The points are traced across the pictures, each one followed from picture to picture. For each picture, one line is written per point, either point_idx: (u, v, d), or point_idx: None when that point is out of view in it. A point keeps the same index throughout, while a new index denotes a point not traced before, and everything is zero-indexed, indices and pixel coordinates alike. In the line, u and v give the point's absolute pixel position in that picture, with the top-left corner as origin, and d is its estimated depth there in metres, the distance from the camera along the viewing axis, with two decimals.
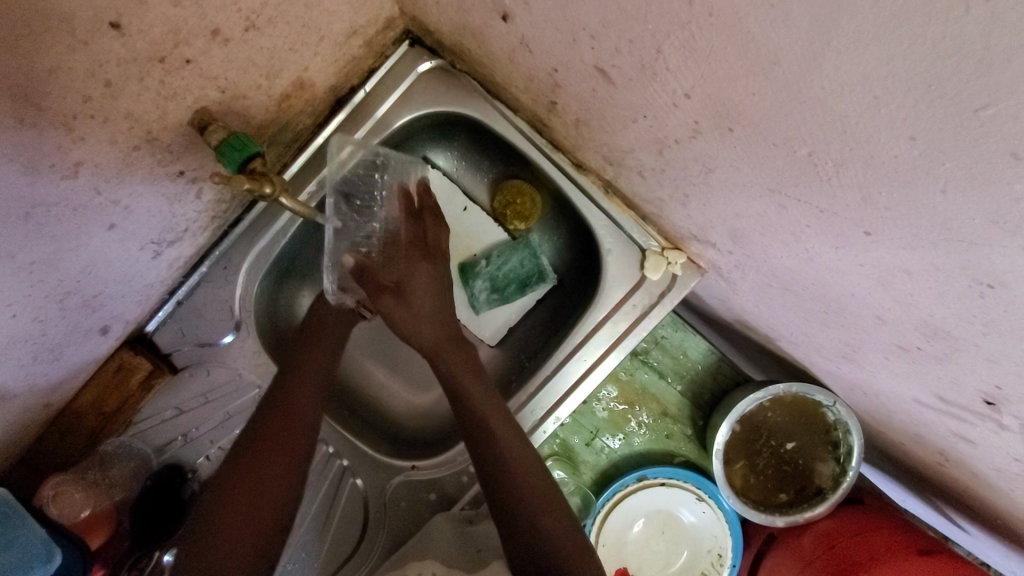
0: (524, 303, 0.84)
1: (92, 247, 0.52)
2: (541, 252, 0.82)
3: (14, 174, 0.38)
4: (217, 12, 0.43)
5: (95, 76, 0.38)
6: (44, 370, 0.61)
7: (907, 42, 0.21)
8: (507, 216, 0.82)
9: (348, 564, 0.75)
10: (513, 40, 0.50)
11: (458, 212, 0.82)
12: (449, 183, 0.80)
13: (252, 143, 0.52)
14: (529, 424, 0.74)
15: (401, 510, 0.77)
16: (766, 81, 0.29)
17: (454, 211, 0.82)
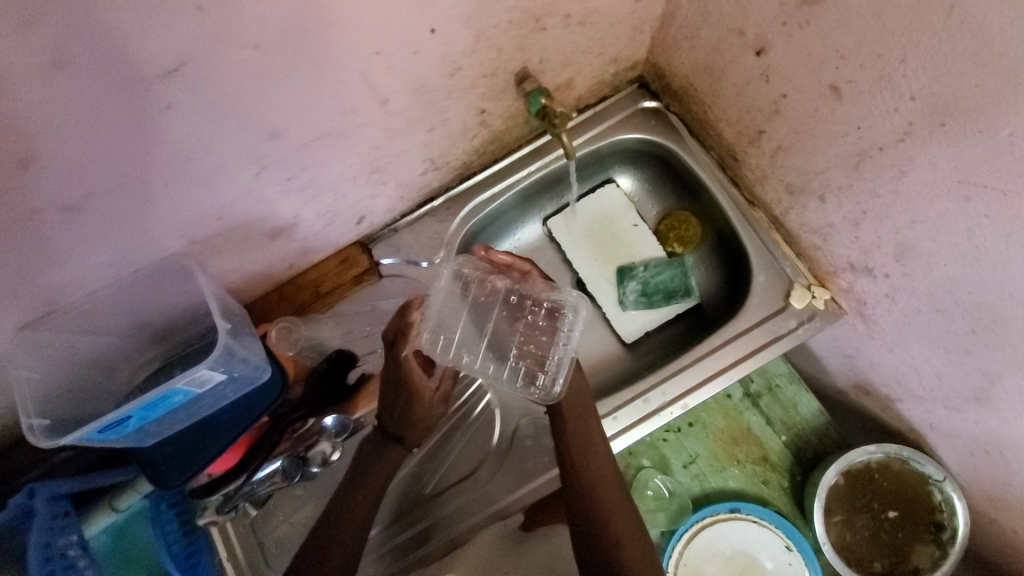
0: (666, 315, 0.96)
1: (414, 141, 0.72)
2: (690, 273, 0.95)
3: (437, 54, 0.59)
4: (575, 3, 0.64)
5: (509, 14, 0.60)
6: (319, 230, 0.79)
7: None
8: (669, 238, 0.96)
9: (462, 483, 0.89)
10: (754, 73, 0.69)
11: (629, 226, 0.98)
12: (626, 202, 0.98)
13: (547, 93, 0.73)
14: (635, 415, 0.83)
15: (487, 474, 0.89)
16: (988, 72, 0.45)
17: (626, 224, 0.98)
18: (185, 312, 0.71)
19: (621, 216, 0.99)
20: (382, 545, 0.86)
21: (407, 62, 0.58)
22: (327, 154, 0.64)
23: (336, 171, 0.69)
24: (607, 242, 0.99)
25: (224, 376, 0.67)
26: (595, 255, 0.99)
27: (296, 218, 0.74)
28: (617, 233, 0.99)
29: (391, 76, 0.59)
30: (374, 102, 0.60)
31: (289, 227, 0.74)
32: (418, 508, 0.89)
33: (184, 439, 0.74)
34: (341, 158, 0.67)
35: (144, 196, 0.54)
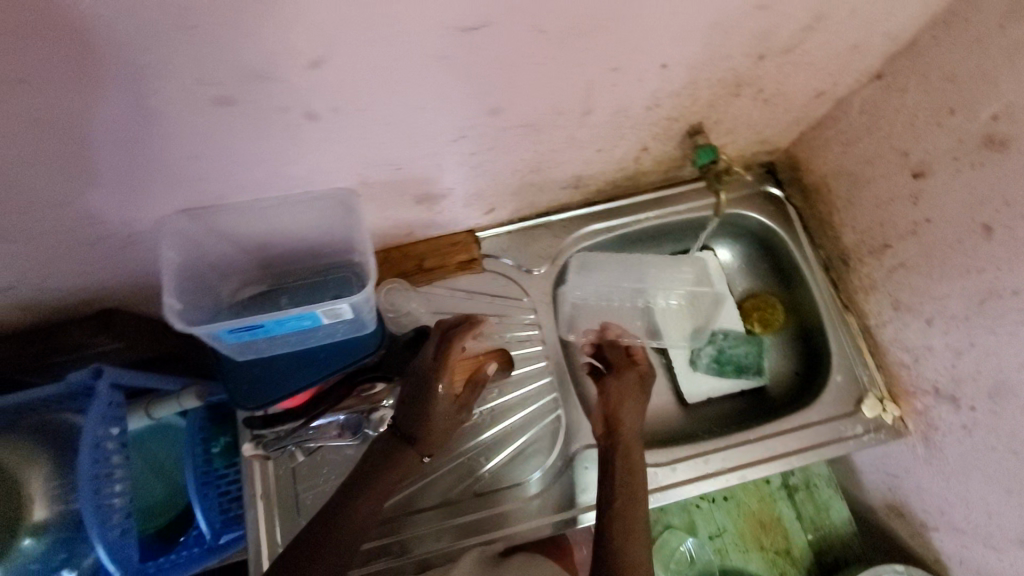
0: (733, 387, 0.97)
1: (580, 156, 0.76)
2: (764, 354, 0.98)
3: (651, 89, 0.64)
4: (772, 84, 0.70)
5: (723, 75, 0.65)
6: (457, 208, 0.82)
7: None
8: (752, 317, 0.99)
9: (485, 495, 0.83)
10: (904, 194, 0.74)
11: (716, 295, 1.00)
12: (720, 271, 1.01)
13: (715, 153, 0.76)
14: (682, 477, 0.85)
15: (508, 502, 0.83)
16: None
17: (715, 292, 1.00)
18: (310, 259, 0.78)
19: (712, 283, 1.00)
20: (380, 540, 0.80)
21: (627, 87, 0.62)
22: (517, 143, 0.68)
23: (509, 160, 0.72)
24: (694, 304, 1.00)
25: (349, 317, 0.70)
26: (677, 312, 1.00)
27: (448, 191, 0.76)
28: (704, 298, 1.00)
29: (609, 94, 0.63)
30: (581, 111, 0.64)
31: (439, 197, 0.77)
32: (433, 507, 0.82)
33: (275, 363, 0.79)
34: (522, 150, 0.70)
35: (365, 128, 0.57)
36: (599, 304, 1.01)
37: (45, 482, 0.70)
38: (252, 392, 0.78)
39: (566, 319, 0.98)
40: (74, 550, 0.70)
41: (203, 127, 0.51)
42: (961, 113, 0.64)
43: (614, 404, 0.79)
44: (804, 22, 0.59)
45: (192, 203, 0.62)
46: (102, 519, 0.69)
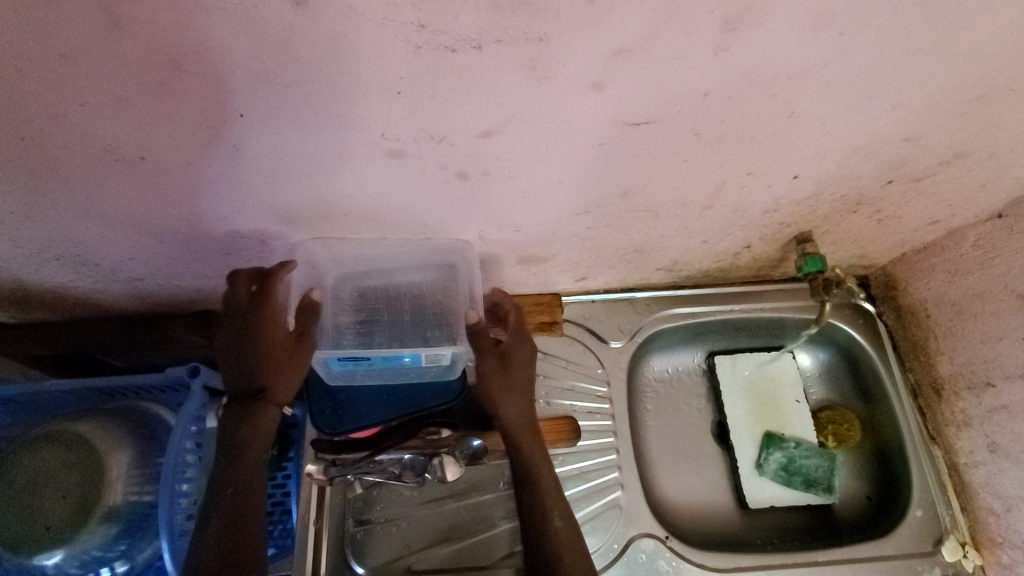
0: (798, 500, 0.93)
1: (686, 243, 0.78)
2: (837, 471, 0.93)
3: (776, 196, 0.66)
4: (891, 208, 0.71)
5: (848, 193, 0.66)
6: (555, 272, 0.84)
7: None
8: (826, 429, 0.95)
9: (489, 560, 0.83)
10: (1015, 335, 0.73)
11: (792, 400, 0.97)
12: (796, 376, 0.98)
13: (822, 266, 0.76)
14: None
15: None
16: None
17: (788, 397, 0.97)
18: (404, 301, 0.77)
19: (788, 387, 0.98)
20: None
21: (753, 191, 0.64)
22: (632, 223, 0.70)
23: (619, 238, 0.74)
24: (767, 405, 0.97)
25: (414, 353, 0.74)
26: (749, 410, 0.97)
27: (552, 257, 0.79)
28: (777, 401, 0.97)
29: (734, 195, 0.65)
30: (704, 206, 0.67)
31: (541, 261, 0.80)
32: (433, 560, 0.83)
33: (358, 391, 0.85)
34: (635, 231, 0.72)
35: (504, 192, 0.60)
36: (667, 389, 1.00)
37: (126, 469, 0.73)
38: (333, 417, 0.84)
39: (634, 397, 0.98)
40: (133, 545, 0.74)
41: (366, 171, 0.55)
42: None
43: (496, 399, 0.80)
44: (944, 157, 0.60)
45: (325, 233, 0.66)
46: (172, 513, 0.72)
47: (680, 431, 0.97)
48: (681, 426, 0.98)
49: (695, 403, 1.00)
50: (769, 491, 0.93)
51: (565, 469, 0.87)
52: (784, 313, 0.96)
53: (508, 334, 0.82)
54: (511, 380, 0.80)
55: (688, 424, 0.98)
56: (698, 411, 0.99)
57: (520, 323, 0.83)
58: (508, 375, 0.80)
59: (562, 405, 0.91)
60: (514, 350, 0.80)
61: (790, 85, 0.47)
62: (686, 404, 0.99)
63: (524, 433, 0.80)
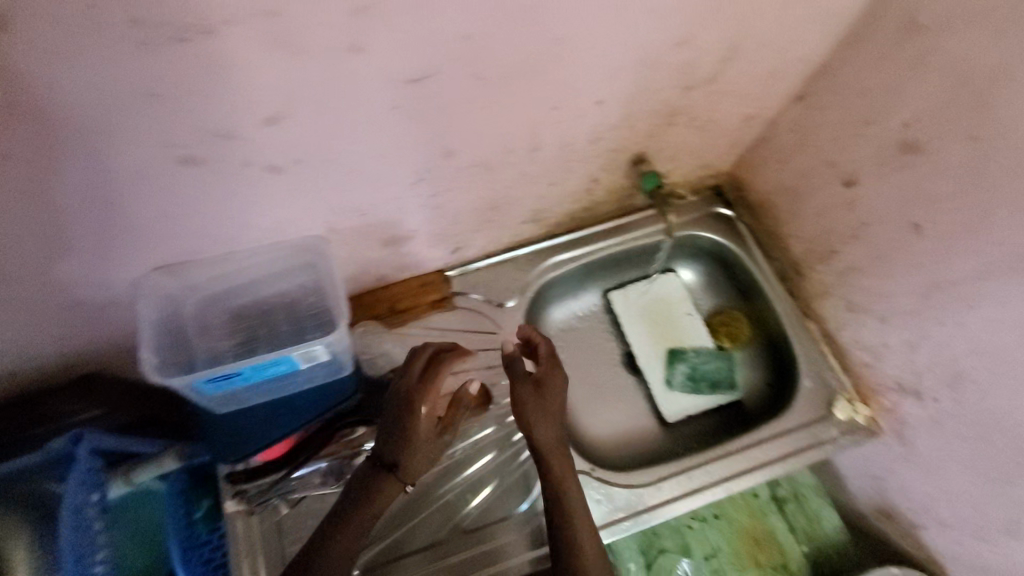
0: (707, 404, 1.00)
1: (535, 188, 0.81)
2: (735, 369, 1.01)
3: (591, 123, 0.69)
4: (703, 112, 0.76)
5: (655, 105, 0.71)
6: (423, 248, 0.85)
7: None
8: (718, 332, 1.03)
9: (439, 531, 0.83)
10: (839, 201, 0.80)
11: (683, 314, 1.04)
12: (683, 292, 1.06)
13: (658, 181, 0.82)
14: (677, 492, 0.86)
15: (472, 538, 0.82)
16: None
17: (681, 312, 1.05)
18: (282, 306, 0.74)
19: (677, 303, 1.06)
20: None
21: (566, 124, 0.68)
22: (469, 181, 0.72)
23: (466, 199, 0.76)
24: (664, 325, 1.04)
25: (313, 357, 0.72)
26: (649, 334, 1.04)
27: (412, 234, 0.80)
28: (672, 318, 1.05)
29: (550, 131, 0.68)
30: (529, 148, 0.69)
31: (405, 240, 0.81)
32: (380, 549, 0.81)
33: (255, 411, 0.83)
34: (477, 188, 0.74)
35: (325, 178, 0.61)
36: (571, 335, 1.05)
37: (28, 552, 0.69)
38: (234, 444, 0.82)
39: None
40: None
41: (172, 184, 0.54)
42: (874, 124, 0.70)
43: (527, 419, 0.77)
44: (721, 51, 0.65)
45: (165, 260, 0.65)
46: None
47: (590, 370, 1.02)
48: (590, 364, 1.03)
49: (600, 340, 1.06)
50: (682, 402, 0.99)
51: (481, 434, 0.89)
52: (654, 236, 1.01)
53: (542, 364, 0.80)
54: (544, 405, 0.77)
55: (597, 362, 1.04)
56: (604, 347, 1.05)
57: (552, 352, 0.82)
58: (540, 398, 0.77)
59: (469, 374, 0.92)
60: (548, 376, 0.79)
61: (535, 8, 0.50)
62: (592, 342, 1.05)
63: (559, 459, 0.77)
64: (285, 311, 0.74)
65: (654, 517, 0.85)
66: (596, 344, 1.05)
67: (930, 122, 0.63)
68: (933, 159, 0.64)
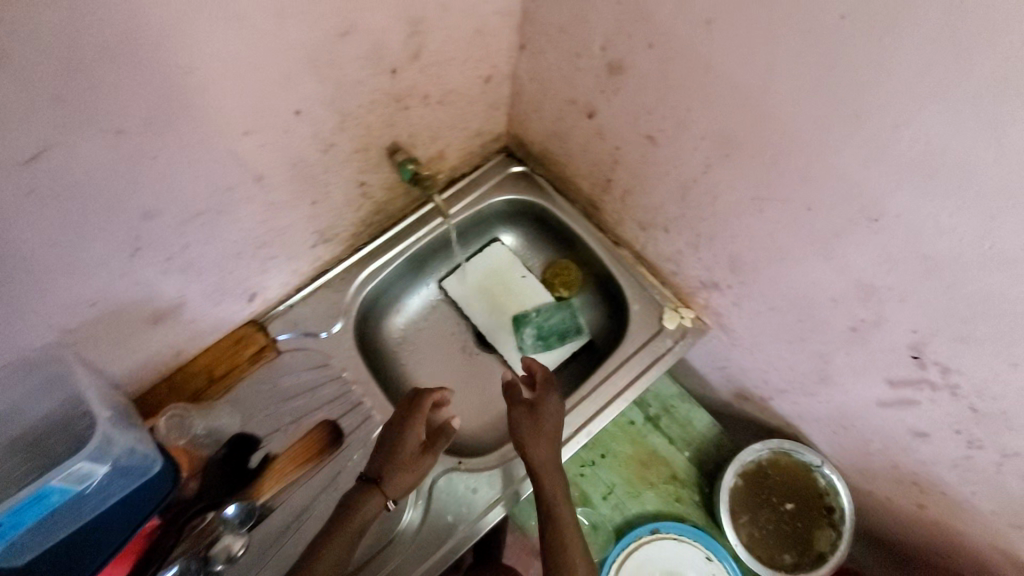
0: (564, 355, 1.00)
1: (295, 212, 0.76)
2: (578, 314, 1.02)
3: (307, 133, 0.66)
4: (431, 86, 0.75)
5: (369, 96, 0.68)
6: (206, 308, 0.79)
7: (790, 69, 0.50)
8: (555, 284, 1.04)
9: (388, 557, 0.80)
10: (592, 133, 0.81)
11: (518, 277, 1.04)
12: (511, 256, 1.05)
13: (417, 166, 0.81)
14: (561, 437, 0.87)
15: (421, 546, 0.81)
16: (738, 107, 0.57)
17: (516, 276, 1.04)
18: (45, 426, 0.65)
19: (510, 268, 1.05)
20: None
21: (277, 143, 0.64)
22: (205, 231, 0.67)
23: (218, 248, 0.70)
24: (503, 293, 1.04)
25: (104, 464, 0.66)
26: (492, 308, 1.03)
27: (179, 300, 0.74)
28: (508, 285, 1.04)
29: (264, 155, 0.64)
30: (250, 179, 0.65)
31: (176, 309, 0.74)
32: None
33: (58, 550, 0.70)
34: (222, 234, 0.69)
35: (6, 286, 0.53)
36: (416, 336, 1.03)
37: None
38: None
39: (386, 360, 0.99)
40: None
41: None
42: (583, 54, 0.71)
43: (523, 440, 0.79)
44: (405, 27, 0.63)
45: None
46: None
47: (442, 362, 1.02)
48: (442, 357, 1.02)
49: (446, 330, 1.04)
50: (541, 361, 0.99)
51: (336, 473, 0.85)
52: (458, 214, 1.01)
53: (536, 388, 0.86)
54: (546, 430, 0.80)
55: (448, 353, 1.03)
56: (452, 336, 1.04)
57: (547, 377, 0.87)
58: (532, 415, 0.81)
59: (312, 415, 0.88)
60: (545, 397, 0.83)
61: (135, 46, 0.45)
62: (437, 335, 1.04)
63: (552, 477, 0.77)
64: (58, 433, 0.66)
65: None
66: (442, 335, 1.04)
67: (618, 40, 0.65)
68: (634, 73, 0.66)
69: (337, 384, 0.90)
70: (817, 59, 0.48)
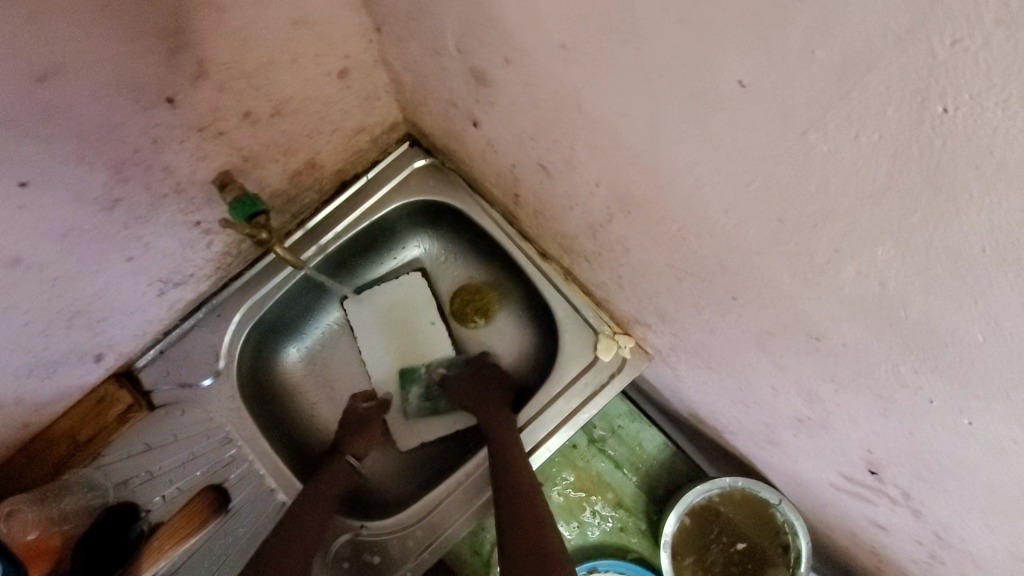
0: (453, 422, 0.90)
1: (108, 274, 0.61)
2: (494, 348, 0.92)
3: (66, 199, 0.49)
4: (250, 101, 0.56)
5: (147, 135, 0.50)
6: (33, 386, 0.66)
7: (682, 138, 0.31)
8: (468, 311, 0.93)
9: None
10: (483, 142, 0.62)
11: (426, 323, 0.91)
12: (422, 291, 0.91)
13: (260, 202, 0.63)
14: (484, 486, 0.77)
15: None
16: (628, 165, 0.39)
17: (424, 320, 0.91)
18: None
19: (419, 302, 0.91)
20: None
21: (16, 222, 0.47)
22: None
23: (5, 337, 0.57)
24: (402, 334, 0.91)
25: None
26: (387, 350, 0.91)
27: None
28: (412, 327, 0.91)
29: (5, 239, 0.48)
30: (2, 265, 0.49)
31: None
32: None
33: None
34: (2, 323, 0.55)
35: None
36: (319, 367, 0.92)
37: None
38: None
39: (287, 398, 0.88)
40: None
41: None
42: (442, 52, 0.50)
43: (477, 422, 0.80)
44: (157, 45, 0.44)
45: None
46: None
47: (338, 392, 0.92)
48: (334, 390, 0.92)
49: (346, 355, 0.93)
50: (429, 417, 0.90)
51: (230, 539, 0.76)
52: (354, 227, 0.83)
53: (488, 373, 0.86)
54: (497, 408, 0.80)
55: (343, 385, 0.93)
56: (348, 365, 0.93)
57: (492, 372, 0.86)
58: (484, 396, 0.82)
59: (196, 479, 0.78)
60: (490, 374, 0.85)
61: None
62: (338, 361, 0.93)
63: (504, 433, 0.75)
64: None
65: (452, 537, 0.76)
66: (345, 361, 0.93)
67: (471, 45, 0.44)
68: (502, 90, 0.46)
69: (221, 443, 0.79)
70: (716, 139, 0.29)
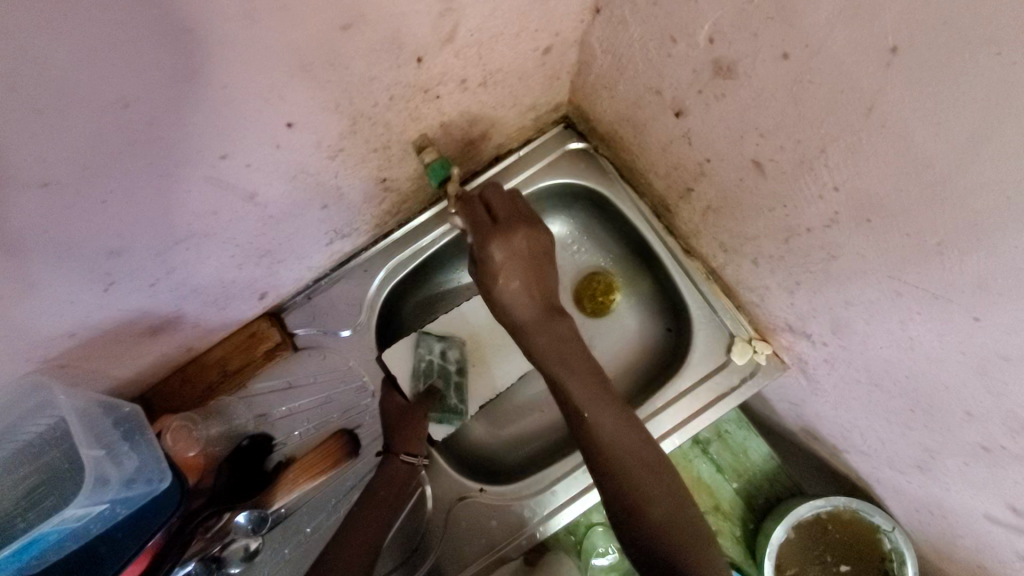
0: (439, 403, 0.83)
1: (305, 219, 0.64)
2: (613, 336, 0.93)
3: (309, 145, 0.52)
4: (470, 68, 0.57)
5: (388, 90, 0.52)
6: (210, 315, 0.71)
7: (1012, 148, 0.32)
8: (587, 297, 0.94)
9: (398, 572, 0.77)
10: (676, 133, 0.62)
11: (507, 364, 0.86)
12: None
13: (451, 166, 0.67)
14: None
15: (438, 551, 0.78)
16: (904, 173, 0.39)
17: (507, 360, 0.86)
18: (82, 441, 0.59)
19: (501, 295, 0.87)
20: None
21: (266, 159, 0.50)
22: (192, 255, 0.57)
23: (212, 266, 0.61)
24: None
25: (109, 494, 0.61)
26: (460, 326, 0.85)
27: (177, 313, 0.65)
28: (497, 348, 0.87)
29: (255, 174, 0.51)
30: (240, 199, 0.53)
31: (174, 320, 0.66)
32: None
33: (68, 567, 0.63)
34: (215, 254, 0.59)
35: None
36: (427, 307, 0.92)
37: None
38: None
39: (394, 318, 0.90)
40: None
41: None
42: (681, 39, 0.51)
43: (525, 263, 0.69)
44: (433, 7, 0.46)
45: None
46: None
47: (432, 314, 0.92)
48: (425, 313, 0.92)
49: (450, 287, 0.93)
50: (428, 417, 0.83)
51: (357, 484, 0.82)
52: None
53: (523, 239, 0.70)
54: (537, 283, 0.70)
55: (438, 307, 0.92)
56: (444, 287, 0.92)
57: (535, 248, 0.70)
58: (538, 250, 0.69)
59: (332, 422, 0.83)
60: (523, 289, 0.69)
61: (24, 93, 0.31)
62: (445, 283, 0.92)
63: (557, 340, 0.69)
64: (87, 438, 0.60)
65: (567, 514, 0.78)
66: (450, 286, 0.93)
67: (735, 34, 0.45)
68: (752, 82, 0.47)
69: (356, 391, 0.84)
70: None
